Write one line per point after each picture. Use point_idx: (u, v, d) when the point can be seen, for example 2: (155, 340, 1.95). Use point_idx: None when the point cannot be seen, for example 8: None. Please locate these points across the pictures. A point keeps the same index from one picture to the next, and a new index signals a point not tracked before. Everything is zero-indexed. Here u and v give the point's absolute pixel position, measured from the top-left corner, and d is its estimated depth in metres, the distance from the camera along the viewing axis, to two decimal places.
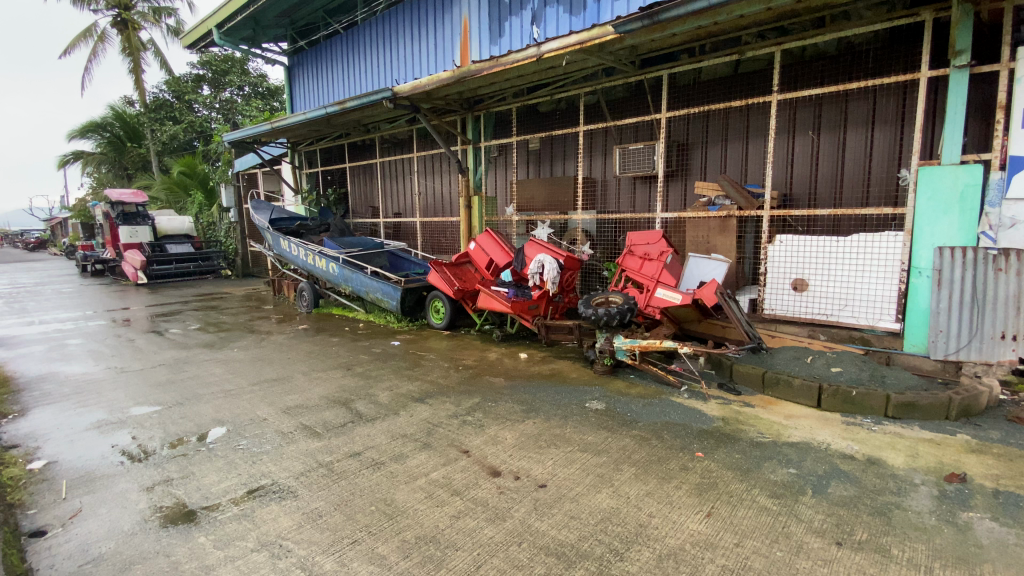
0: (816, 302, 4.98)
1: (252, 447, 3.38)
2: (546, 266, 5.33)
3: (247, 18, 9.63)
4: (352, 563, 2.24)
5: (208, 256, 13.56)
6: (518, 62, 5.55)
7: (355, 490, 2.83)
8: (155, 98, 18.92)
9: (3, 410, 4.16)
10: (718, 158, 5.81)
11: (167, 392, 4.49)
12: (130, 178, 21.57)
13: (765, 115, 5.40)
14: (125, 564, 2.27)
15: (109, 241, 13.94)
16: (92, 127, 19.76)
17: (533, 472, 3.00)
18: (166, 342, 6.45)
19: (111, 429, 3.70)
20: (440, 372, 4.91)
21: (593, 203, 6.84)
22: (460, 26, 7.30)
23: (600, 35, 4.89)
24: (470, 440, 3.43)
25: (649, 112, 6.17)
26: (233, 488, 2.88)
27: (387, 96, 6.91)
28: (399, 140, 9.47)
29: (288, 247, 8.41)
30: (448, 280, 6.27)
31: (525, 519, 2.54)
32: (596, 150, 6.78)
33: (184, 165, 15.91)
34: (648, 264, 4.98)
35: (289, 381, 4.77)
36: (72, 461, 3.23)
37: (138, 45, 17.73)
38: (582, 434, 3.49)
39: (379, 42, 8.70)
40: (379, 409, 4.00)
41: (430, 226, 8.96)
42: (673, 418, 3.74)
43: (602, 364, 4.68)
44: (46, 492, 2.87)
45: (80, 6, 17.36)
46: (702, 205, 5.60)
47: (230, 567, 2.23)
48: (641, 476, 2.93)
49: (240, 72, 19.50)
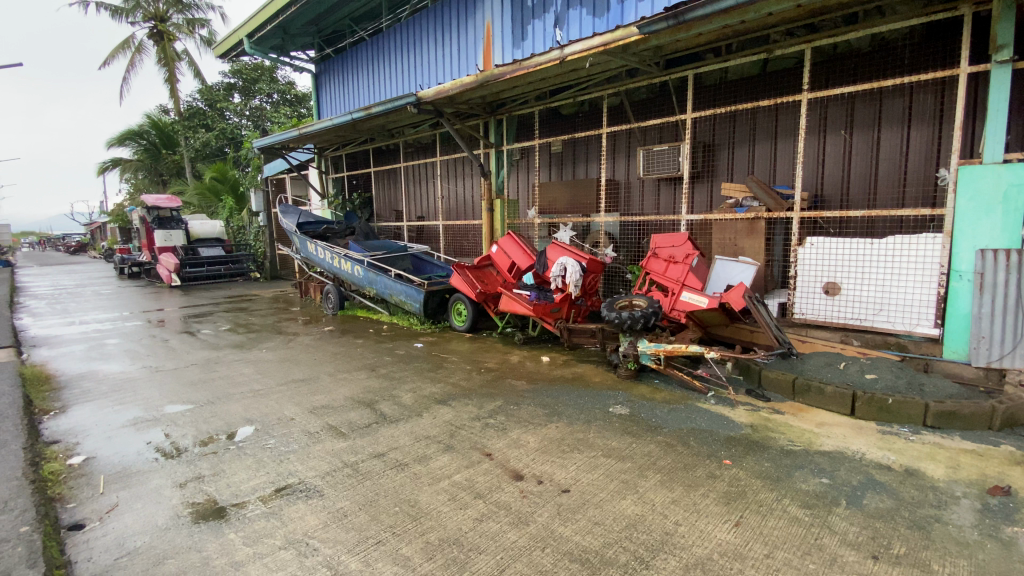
0: (848, 306, 4.82)
1: (280, 446, 3.45)
2: (568, 269, 5.29)
3: (276, 28, 9.89)
4: (376, 563, 2.26)
5: (238, 259, 13.91)
6: (541, 66, 5.56)
7: (380, 491, 2.85)
8: (189, 106, 19.59)
9: (46, 406, 4.34)
10: (745, 159, 5.69)
11: (200, 390, 4.63)
12: (165, 184, 22.36)
13: (794, 114, 5.26)
14: (158, 558, 2.33)
15: (145, 245, 14.48)
16: (129, 135, 20.52)
17: (557, 476, 2.98)
18: (198, 342, 6.65)
19: (146, 427, 3.83)
20: (463, 375, 4.93)
21: (616, 205, 6.77)
22: (483, 31, 7.36)
23: (625, 36, 4.84)
24: (493, 443, 3.43)
25: (673, 113, 6.09)
26: (262, 486, 2.94)
27: (411, 100, 7.00)
28: (422, 145, 9.55)
29: (315, 250, 8.56)
30: (469, 283, 6.30)
31: (549, 523, 2.52)
32: (619, 151, 6.69)
33: (215, 170, 16.36)
34: (673, 267, 4.90)
35: (314, 382, 4.85)
36: (110, 457, 3.35)
37: (172, 55, 18.50)
38: (605, 439, 3.45)
39: (404, 48, 8.82)
40: (402, 411, 4.04)
41: (453, 229, 9.03)
42: (700, 424, 3.67)
43: (626, 368, 4.60)
44: (85, 487, 2.98)
45: (119, 18, 18.08)
46: (729, 207, 5.53)
47: (259, 564, 2.27)
48: (667, 484, 2.88)
49: (269, 80, 20.04)
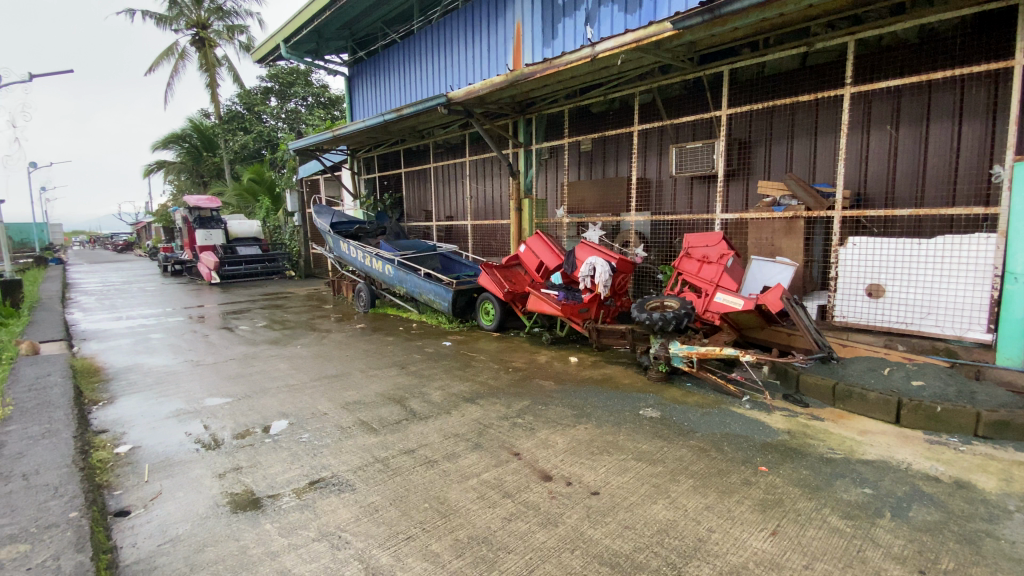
0: (893, 309, 4.61)
1: (313, 440, 3.52)
2: (597, 269, 5.22)
3: (312, 32, 10.15)
4: (407, 559, 2.28)
5: (274, 258, 14.34)
6: (572, 64, 5.50)
7: (409, 487, 2.88)
8: (229, 110, 20.32)
9: (96, 397, 4.57)
10: (783, 156, 5.50)
11: (238, 384, 4.78)
12: (206, 185, 23.25)
13: (835, 109, 5.07)
14: (199, 545, 2.41)
15: (187, 243, 15.08)
16: (173, 138, 21.39)
17: (586, 478, 2.94)
18: (236, 338, 6.87)
19: (187, 419, 3.98)
20: (491, 374, 4.94)
21: (647, 204, 6.64)
22: (513, 30, 7.36)
23: (658, 32, 4.74)
24: (521, 442, 3.42)
25: (708, 110, 5.95)
26: (296, 479, 3.01)
27: (442, 101, 7.04)
28: (451, 145, 9.62)
29: (347, 250, 8.73)
30: (497, 282, 6.32)
31: (578, 526, 2.50)
32: (650, 150, 6.56)
33: (252, 172, 16.91)
34: (707, 268, 4.80)
35: (346, 378, 4.95)
36: (154, 447, 3.49)
37: (213, 61, 19.25)
38: (635, 442, 3.39)
39: (434, 49, 8.91)
40: (432, 408, 4.07)
41: (482, 229, 9.08)
42: (734, 429, 3.57)
43: (657, 370, 4.53)
44: (131, 475, 3.11)
45: (163, 26, 18.87)
46: (766, 205, 5.37)
47: (293, 555, 2.32)
48: (700, 489, 2.81)
49: (304, 84, 20.63)
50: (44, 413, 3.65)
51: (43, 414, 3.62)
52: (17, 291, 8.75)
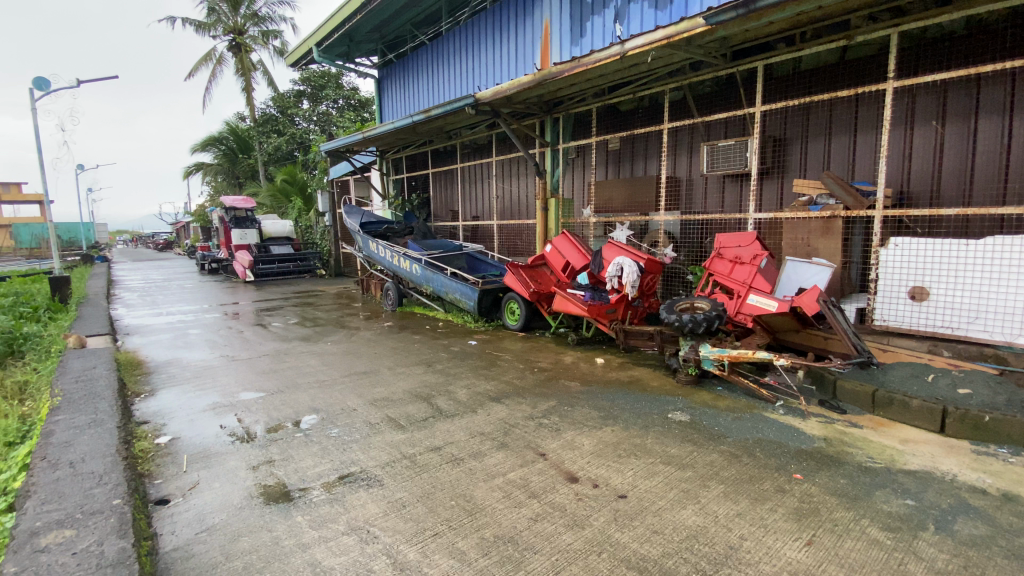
0: (938, 313, 4.41)
1: (343, 435, 3.59)
2: (625, 269, 5.15)
3: (343, 36, 10.36)
4: (434, 555, 2.29)
5: (306, 257, 14.70)
6: (601, 61, 5.44)
7: (436, 484, 2.90)
8: (263, 113, 20.91)
9: (138, 389, 4.77)
10: (820, 153, 5.33)
11: (270, 379, 4.92)
12: (241, 186, 23.97)
13: (876, 105, 4.88)
14: (234, 535, 2.48)
15: (223, 242, 15.59)
16: (211, 141, 22.13)
17: (613, 481, 2.91)
18: (269, 334, 7.07)
19: (223, 412, 4.11)
20: (516, 374, 4.93)
21: (677, 203, 6.53)
22: (542, 29, 7.34)
23: (689, 28, 4.64)
24: (547, 443, 3.40)
25: (740, 107, 5.81)
26: (326, 472, 3.07)
27: (469, 102, 7.08)
28: (478, 146, 9.66)
29: (376, 249, 8.87)
30: (523, 282, 6.31)
31: (605, 529, 2.47)
32: (680, 148, 6.45)
33: (286, 173, 17.36)
34: (739, 268, 4.68)
35: (375, 375, 5.02)
36: (192, 438, 3.62)
37: (249, 65, 19.84)
38: (664, 445, 3.33)
39: (462, 50, 8.97)
40: (458, 406, 4.10)
41: (508, 229, 9.09)
42: (767, 435, 3.47)
43: (687, 373, 4.45)
44: (170, 464, 3.23)
45: (202, 33, 19.56)
46: (802, 205, 5.21)
47: (323, 547, 2.37)
48: (731, 495, 2.74)
49: (335, 87, 21.06)
50: (90, 404, 3.83)
51: (90, 405, 3.79)
52: (66, 287, 9.19)
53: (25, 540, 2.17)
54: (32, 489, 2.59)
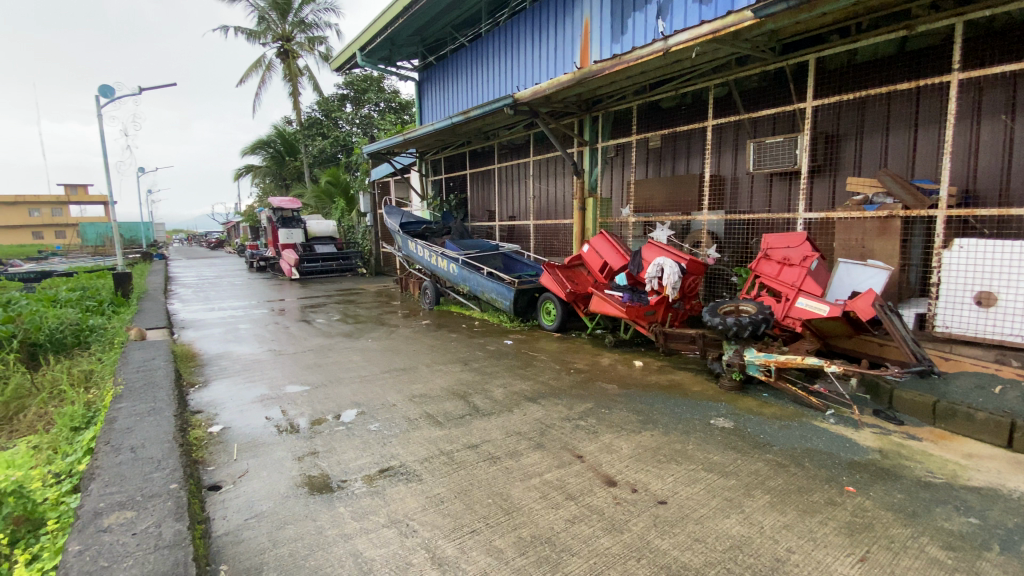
0: (1008, 320, 4.08)
1: (382, 430, 3.67)
2: (666, 269, 5.04)
3: (385, 40, 10.61)
4: (471, 552, 2.31)
5: (348, 256, 15.14)
6: (642, 58, 5.34)
7: (473, 481, 2.92)
8: (310, 117, 21.67)
9: (193, 379, 5.04)
10: (876, 150, 5.08)
11: (315, 374, 5.09)
12: (287, 187, 24.92)
13: (939, 98, 4.59)
14: (282, 522, 2.58)
15: (271, 241, 16.25)
16: (259, 145, 23.07)
17: (652, 486, 2.85)
18: (313, 330, 7.31)
19: (270, 404, 4.28)
20: (553, 374, 4.91)
21: (721, 203, 6.34)
22: (582, 27, 7.29)
23: (736, 22, 4.50)
24: (584, 445, 3.37)
25: (790, 102, 5.59)
26: (368, 465, 3.15)
27: (508, 102, 7.11)
28: (515, 146, 9.68)
29: (415, 249, 9.01)
30: (560, 282, 6.26)
31: (645, 534, 2.42)
32: (725, 145, 6.27)
33: (330, 175, 17.93)
34: (788, 270, 4.51)
35: (413, 371, 5.11)
36: (241, 428, 3.79)
37: (296, 70, 20.60)
38: (706, 452, 3.24)
39: (501, 51, 9.03)
40: (494, 405, 4.12)
41: (544, 229, 9.07)
42: (817, 445, 3.32)
43: (731, 379, 4.31)
44: (222, 453, 3.39)
45: (253, 41, 20.44)
46: (857, 204, 4.97)
47: (365, 538, 2.43)
48: (777, 506, 2.64)
49: (377, 90, 21.59)
50: (150, 392, 4.07)
51: (150, 393, 4.03)
52: (129, 282, 9.80)
53: (90, 519, 2.31)
54: (97, 471, 2.76)
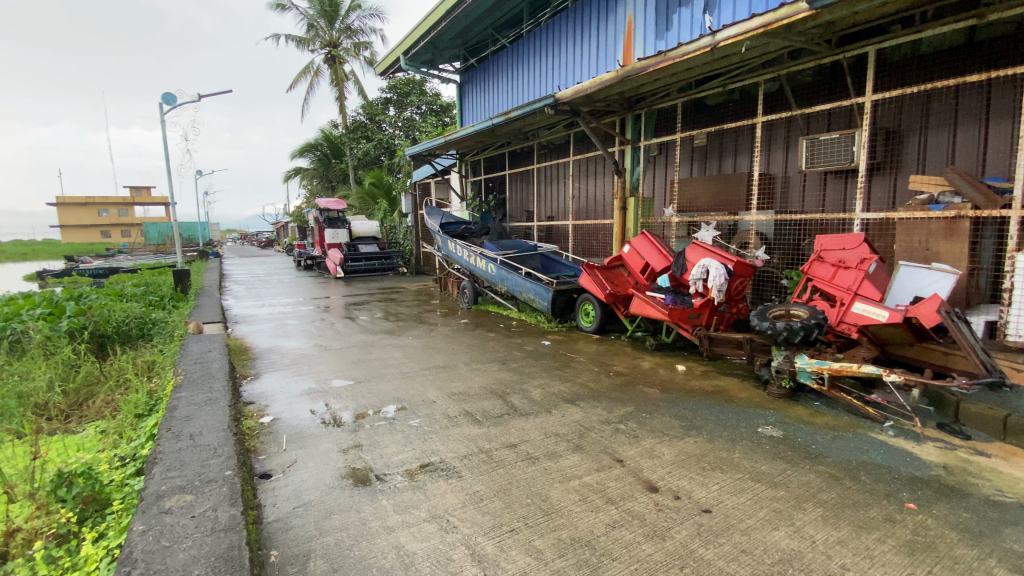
0: None
1: (423, 426, 3.74)
2: (712, 271, 4.90)
3: (428, 43, 10.79)
4: (511, 551, 2.32)
5: (390, 256, 15.51)
6: (689, 55, 5.21)
7: (512, 481, 2.93)
8: (355, 120, 22.34)
9: (247, 372, 5.30)
10: (943, 146, 4.76)
11: (358, 369, 5.24)
12: (332, 189, 25.79)
13: (1013, 91, 4.25)
14: (327, 511, 2.67)
15: (317, 241, 16.85)
16: (307, 148, 23.95)
17: (697, 494, 2.77)
18: (356, 327, 7.53)
19: (317, 397, 4.43)
20: (592, 376, 4.86)
21: (771, 202, 6.11)
22: (625, 25, 7.20)
23: (790, 14, 4.30)
24: (625, 449, 3.32)
25: (847, 96, 5.33)
26: (409, 460, 3.21)
27: (549, 102, 7.08)
28: (555, 146, 9.65)
29: (454, 249, 9.12)
30: (599, 283, 6.19)
31: (689, 543, 2.36)
32: (776, 143, 6.03)
33: (373, 177, 18.44)
34: (843, 274, 4.31)
35: (453, 369, 5.19)
36: (289, 420, 3.94)
37: (342, 76, 21.29)
38: (753, 461, 3.13)
39: (542, 51, 9.02)
40: (532, 405, 4.12)
41: (583, 229, 8.99)
42: (874, 458, 3.15)
43: (780, 386, 4.14)
44: (272, 443, 3.54)
45: (303, 48, 21.27)
46: (921, 204, 4.67)
47: (406, 532, 2.48)
48: (830, 520, 2.52)
49: (419, 94, 22.05)
50: (207, 383, 4.30)
51: (206, 384, 4.26)
52: (188, 279, 10.40)
53: (153, 501, 2.47)
54: (160, 456, 2.94)
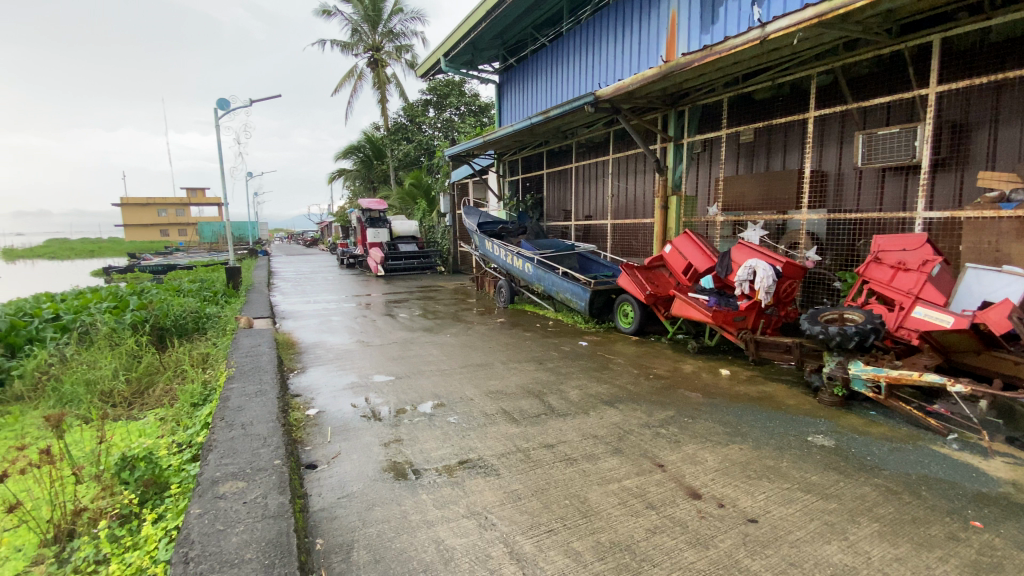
0: None
1: (461, 423, 3.78)
2: (759, 272, 4.74)
3: (468, 44, 10.89)
4: (549, 551, 2.31)
5: (428, 255, 15.78)
6: (736, 49, 5.04)
7: (550, 481, 2.92)
8: (396, 122, 22.82)
9: (293, 365, 5.51)
10: (1017, 139, 4.41)
11: (398, 365, 5.36)
12: (374, 189, 26.42)
13: None
14: (370, 503, 2.75)
15: (359, 240, 17.32)
16: (350, 150, 24.64)
17: (742, 503, 2.69)
18: (396, 324, 7.71)
19: (359, 391, 4.56)
20: (630, 378, 4.78)
21: (823, 201, 5.84)
22: (668, 20, 7.04)
23: (847, 3, 4.10)
24: (665, 454, 3.25)
25: (908, 88, 5.03)
26: (448, 456, 3.26)
27: (589, 100, 7.00)
28: (594, 144, 9.54)
29: (491, 248, 9.16)
30: (640, 284, 6.09)
31: (733, 552, 2.29)
32: (829, 138, 5.75)
33: (413, 177, 18.80)
34: (903, 276, 4.11)
35: (490, 367, 5.22)
36: (333, 413, 4.07)
37: (384, 78, 21.76)
38: (803, 471, 3.00)
39: (583, 49, 8.94)
40: (570, 406, 4.10)
41: (623, 228, 8.87)
42: (935, 472, 2.96)
43: (832, 393, 3.96)
44: (318, 434, 3.67)
45: (347, 53, 21.88)
46: (990, 202, 4.38)
47: (446, 526, 2.51)
48: (887, 536, 2.38)
49: (458, 95, 22.29)
50: (258, 375, 4.50)
51: (257, 376, 4.46)
52: (238, 276, 10.89)
53: (209, 486, 2.60)
54: (214, 443, 3.10)
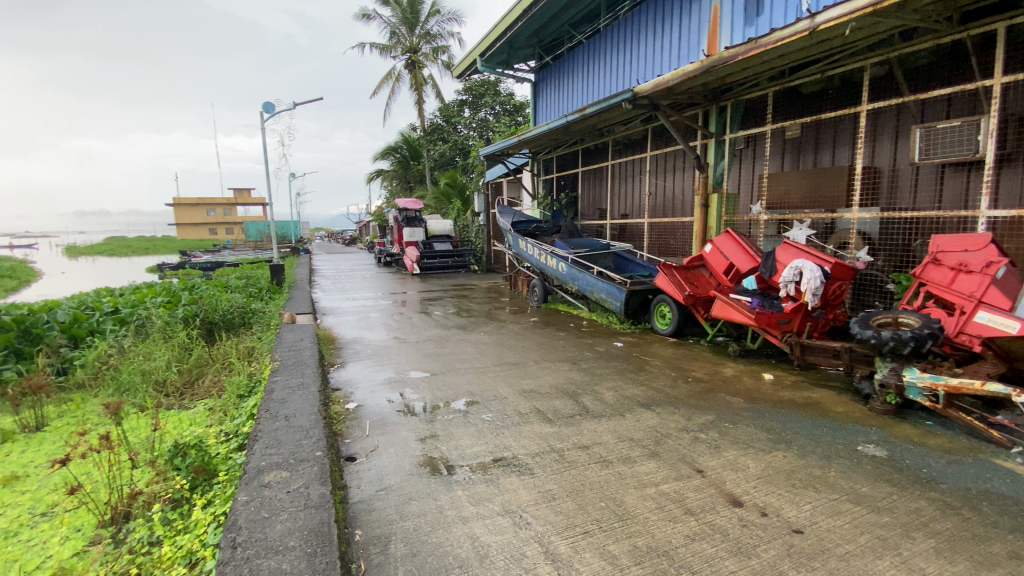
0: None
1: (496, 421, 3.80)
2: (806, 273, 4.56)
3: (504, 44, 10.91)
4: (584, 553, 2.30)
5: (463, 254, 15.92)
6: (783, 40, 4.85)
7: (585, 482, 2.90)
8: (432, 123, 23.15)
9: (333, 360, 5.67)
10: None
11: (434, 362, 5.43)
12: (410, 189, 26.89)
13: None
14: (407, 497, 2.80)
15: (395, 239, 17.67)
16: (387, 151, 25.15)
17: (786, 512, 2.59)
18: (431, 321, 7.82)
19: (396, 387, 4.65)
20: (668, 381, 4.69)
21: (876, 199, 5.57)
22: (710, 13, 6.86)
23: None
24: (705, 459, 3.17)
25: (972, 78, 4.72)
26: (482, 453, 3.28)
27: (627, 97, 6.89)
28: (631, 141, 9.40)
29: (525, 247, 9.15)
30: (678, 284, 5.96)
31: (776, 563, 2.21)
32: (883, 133, 5.46)
33: (448, 177, 19.01)
34: (965, 278, 3.87)
35: (524, 367, 5.22)
36: (371, 407, 4.17)
37: (421, 79, 22.10)
38: (852, 482, 2.87)
39: (620, 45, 8.82)
40: (605, 407, 4.06)
41: (660, 227, 8.70)
42: (1000, 488, 2.77)
43: (884, 401, 3.77)
44: (356, 428, 3.77)
45: (386, 56, 22.34)
46: None
47: (481, 523, 2.54)
48: (945, 553, 2.25)
49: (493, 94, 22.41)
50: (300, 369, 4.66)
51: (299, 370, 4.62)
52: (282, 273, 11.30)
53: (255, 474, 2.71)
54: (260, 434, 3.23)
